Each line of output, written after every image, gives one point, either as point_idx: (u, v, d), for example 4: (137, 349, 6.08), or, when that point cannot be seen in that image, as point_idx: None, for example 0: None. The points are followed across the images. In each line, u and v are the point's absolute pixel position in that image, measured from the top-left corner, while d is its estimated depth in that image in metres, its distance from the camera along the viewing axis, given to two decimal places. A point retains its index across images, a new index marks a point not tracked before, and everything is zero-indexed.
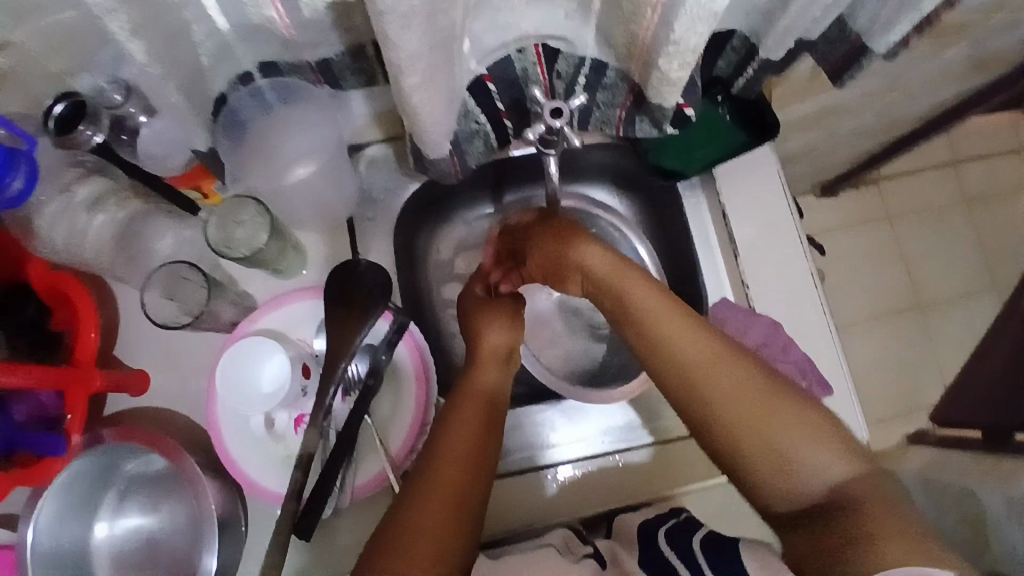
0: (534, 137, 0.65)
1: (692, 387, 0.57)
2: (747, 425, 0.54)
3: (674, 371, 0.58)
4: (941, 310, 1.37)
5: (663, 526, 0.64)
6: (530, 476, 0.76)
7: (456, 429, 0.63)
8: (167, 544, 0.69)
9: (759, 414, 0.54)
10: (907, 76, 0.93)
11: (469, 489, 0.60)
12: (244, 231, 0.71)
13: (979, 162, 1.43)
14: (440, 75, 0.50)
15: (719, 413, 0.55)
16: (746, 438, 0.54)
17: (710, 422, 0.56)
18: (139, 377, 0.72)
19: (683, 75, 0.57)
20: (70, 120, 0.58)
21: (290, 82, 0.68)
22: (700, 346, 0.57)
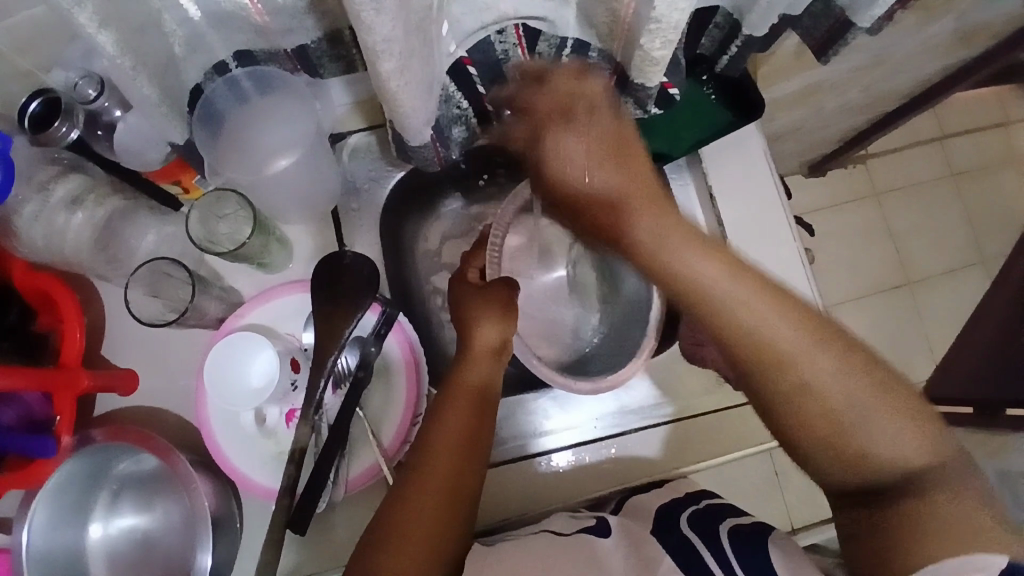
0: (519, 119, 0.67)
1: (780, 357, 0.56)
2: (813, 399, 0.56)
3: (740, 347, 0.57)
4: (931, 285, 1.38)
5: (683, 512, 0.66)
6: (524, 464, 0.77)
7: (447, 423, 0.62)
8: (162, 543, 0.68)
9: (827, 382, 0.55)
10: (892, 51, 0.93)
11: (462, 482, 0.60)
12: (227, 225, 0.72)
13: (966, 137, 1.43)
14: (418, 59, 0.49)
15: (811, 383, 0.56)
16: (827, 411, 0.56)
17: (797, 391, 0.56)
18: (128, 376, 0.71)
19: (666, 53, 0.57)
20: (44, 117, 0.61)
21: (267, 71, 0.66)
22: (773, 318, 0.56)
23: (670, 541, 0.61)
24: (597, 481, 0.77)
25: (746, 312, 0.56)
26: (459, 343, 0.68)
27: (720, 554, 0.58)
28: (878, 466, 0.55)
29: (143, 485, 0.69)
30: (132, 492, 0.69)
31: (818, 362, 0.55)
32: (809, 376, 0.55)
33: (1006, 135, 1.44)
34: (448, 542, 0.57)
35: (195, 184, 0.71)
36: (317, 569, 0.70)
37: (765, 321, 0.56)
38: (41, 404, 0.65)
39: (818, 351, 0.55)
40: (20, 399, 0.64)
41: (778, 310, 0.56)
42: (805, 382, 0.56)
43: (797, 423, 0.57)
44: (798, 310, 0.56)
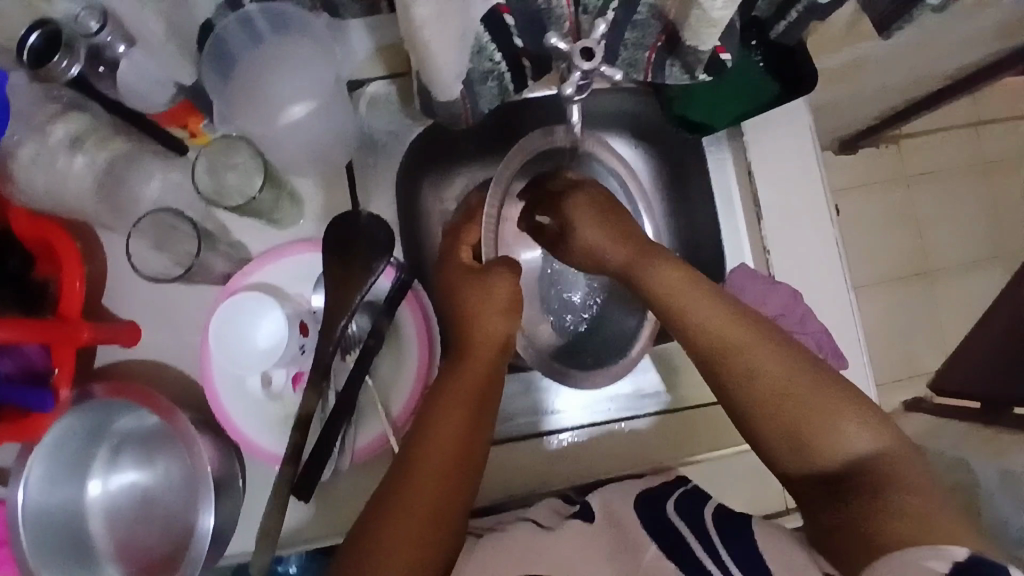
0: None
1: (718, 351, 0.57)
2: (756, 390, 0.55)
3: (694, 342, 0.58)
4: (947, 278, 1.30)
5: (671, 497, 0.60)
6: (533, 441, 0.74)
7: (445, 417, 0.57)
8: (163, 501, 0.67)
9: (763, 368, 0.55)
10: (946, 28, 0.86)
11: (462, 471, 0.56)
12: (236, 177, 0.65)
13: (1003, 125, 1.32)
14: (455, 2, 0.43)
15: (745, 365, 0.56)
16: (769, 405, 0.55)
17: (734, 380, 0.56)
18: (130, 329, 0.68)
19: (726, 14, 0.51)
20: (43, 52, 0.54)
21: (283, 9, 0.62)
22: (703, 306, 0.58)
23: (657, 531, 0.56)
24: (606, 465, 0.74)
25: (684, 295, 0.58)
26: (461, 319, 0.62)
27: (708, 541, 0.54)
28: (835, 454, 0.53)
29: (145, 443, 0.67)
30: (135, 448, 0.67)
31: (755, 350, 0.56)
32: (756, 366, 0.55)
33: None
34: (445, 539, 0.54)
35: (202, 128, 0.67)
36: (317, 535, 0.68)
37: (708, 316, 0.57)
38: (40, 356, 0.63)
39: (752, 340, 0.56)
40: (20, 351, 0.61)
41: (719, 309, 0.58)
42: (746, 373, 0.56)
43: (754, 408, 0.55)
44: (738, 309, 0.58)
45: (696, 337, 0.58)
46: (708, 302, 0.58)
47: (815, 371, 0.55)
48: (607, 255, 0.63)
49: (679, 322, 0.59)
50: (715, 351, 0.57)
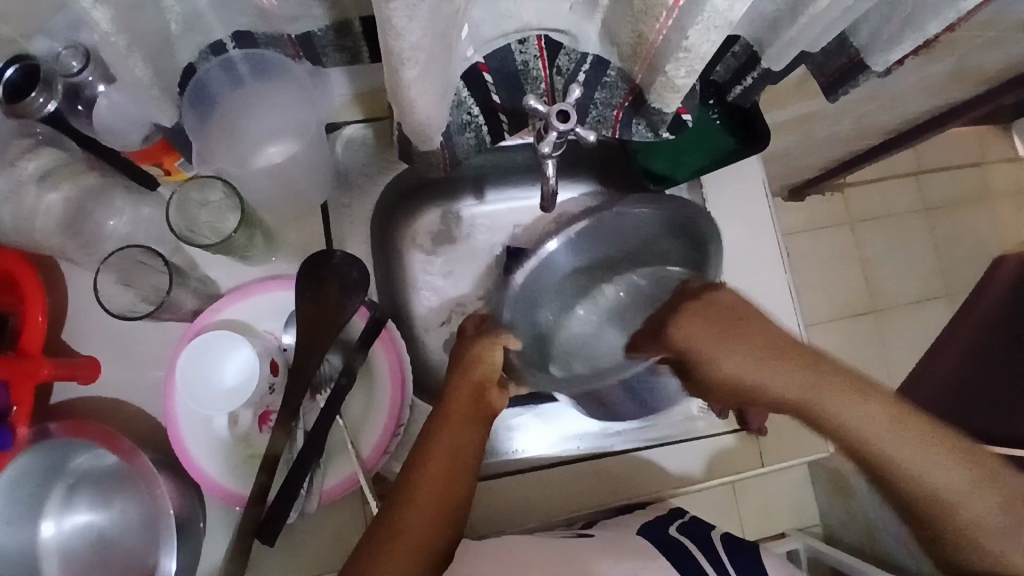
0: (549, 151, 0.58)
1: (935, 501, 0.51)
2: (972, 536, 0.51)
3: (892, 486, 0.53)
4: (894, 313, 1.31)
5: (671, 525, 0.64)
6: (513, 477, 0.75)
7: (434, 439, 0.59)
8: (119, 542, 0.64)
9: (980, 515, 0.51)
10: (891, 87, 0.88)
11: (454, 489, 0.58)
12: (208, 213, 0.67)
13: (943, 174, 1.35)
14: (438, 65, 0.45)
15: (961, 510, 0.51)
16: (990, 553, 0.50)
17: (948, 526, 0.51)
18: (89, 364, 0.66)
19: (688, 82, 0.56)
20: (21, 86, 0.56)
21: (265, 57, 0.61)
22: (907, 449, 0.52)
23: (671, 551, 0.58)
24: (583, 499, 0.76)
25: (880, 437, 0.53)
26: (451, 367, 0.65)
27: (717, 562, 0.58)
28: None
29: (101, 483, 0.64)
30: (92, 487, 0.65)
31: (971, 498, 0.51)
32: (967, 519, 0.51)
33: (981, 175, 1.36)
34: (439, 548, 0.55)
35: (178, 166, 0.66)
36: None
37: (914, 468, 0.52)
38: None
39: (968, 489, 0.51)
40: None
41: (931, 449, 0.52)
42: (958, 518, 0.51)
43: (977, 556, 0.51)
44: (950, 450, 0.52)
45: (897, 488, 0.53)
46: (911, 449, 0.52)
47: None
48: (777, 391, 0.56)
49: (886, 476, 0.53)
50: (929, 506, 0.51)
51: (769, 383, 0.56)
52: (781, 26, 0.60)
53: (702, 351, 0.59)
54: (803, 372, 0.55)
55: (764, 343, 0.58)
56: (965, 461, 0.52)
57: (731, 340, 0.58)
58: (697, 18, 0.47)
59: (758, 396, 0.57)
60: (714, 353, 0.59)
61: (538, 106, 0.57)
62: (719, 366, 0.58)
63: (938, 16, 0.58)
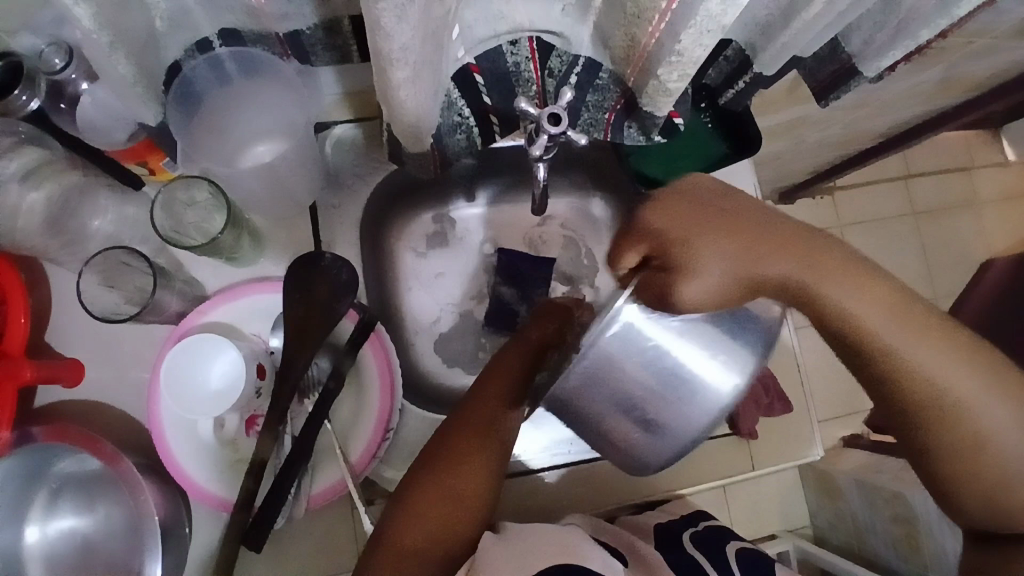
0: (541, 152, 0.58)
1: (913, 385, 0.49)
2: (949, 420, 0.49)
3: (872, 372, 0.50)
4: None
5: (689, 530, 0.67)
6: (532, 477, 0.76)
7: (461, 427, 0.59)
8: (102, 548, 0.64)
9: (966, 399, 0.48)
10: (880, 93, 0.89)
11: (474, 475, 0.56)
12: (195, 214, 0.67)
13: (930, 179, 1.36)
14: (428, 67, 0.45)
15: (946, 393, 0.48)
16: (958, 440, 0.49)
17: (921, 410, 0.49)
18: (72, 366, 0.65)
19: (680, 85, 0.56)
20: (6, 82, 0.56)
21: (253, 56, 0.60)
22: (897, 331, 0.48)
23: (675, 557, 0.61)
24: (605, 496, 0.77)
25: (874, 321, 0.48)
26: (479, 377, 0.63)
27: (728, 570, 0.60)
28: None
29: (85, 488, 0.63)
30: (74, 491, 0.64)
31: (957, 379, 0.48)
32: (958, 397, 0.48)
33: (968, 179, 1.38)
34: (456, 533, 0.53)
35: (163, 166, 0.65)
36: None
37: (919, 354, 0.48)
38: None
39: (957, 369, 0.48)
40: None
41: (924, 331, 0.48)
42: (941, 400, 0.49)
43: (940, 446, 0.50)
44: (939, 328, 0.49)
45: (888, 369, 0.49)
46: (916, 334, 0.48)
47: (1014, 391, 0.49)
48: (773, 272, 0.49)
49: (873, 353, 0.49)
50: (912, 392, 0.49)
51: (762, 264, 0.49)
52: (774, 31, 0.59)
53: (685, 241, 0.49)
54: (799, 254, 0.50)
55: (749, 229, 0.50)
56: (955, 338, 0.49)
57: (714, 228, 0.49)
58: (691, 22, 0.46)
59: (753, 288, 0.49)
60: (699, 242, 0.49)
61: (528, 109, 0.55)
62: (706, 258, 0.48)
63: (929, 25, 0.58)
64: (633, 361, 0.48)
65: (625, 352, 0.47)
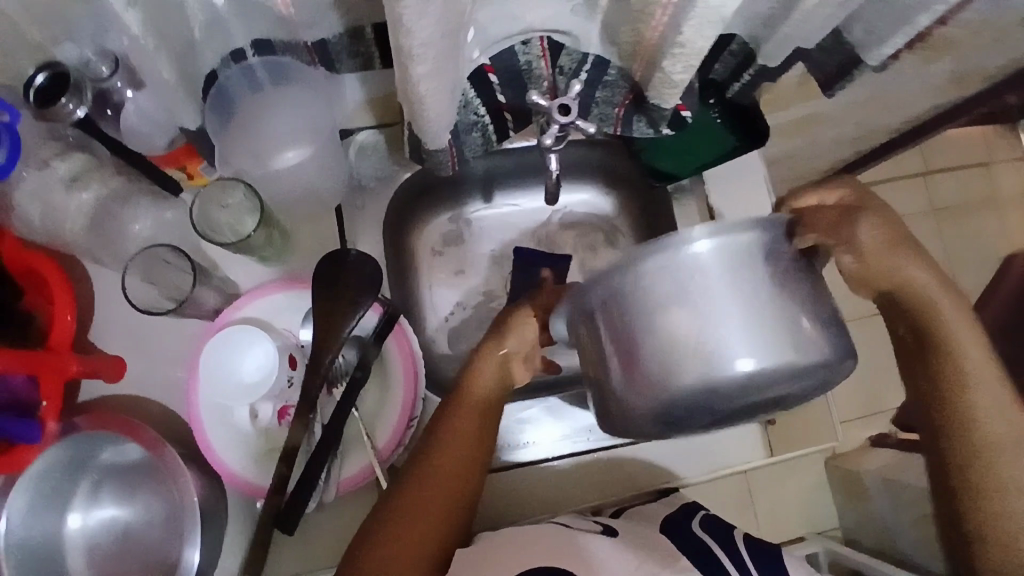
0: (551, 141, 0.61)
1: (959, 401, 0.57)
2: (974, 434, 0.57)
3: (938, 378, 0.57)
4: None
5: (694, 519, 0.68)
6: (557, 466, 0.78)
7: (448, 440, 0.61)
8: (140, 536, 0.67)
9: (993, 423, 0.56)
10: (892, 86, 0.90)
11: (450, 506, 0.61)
12: (228, 215, 0.68)
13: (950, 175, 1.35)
14: (446, 63, 0.48)
15: (982, 417, 0.56)
16: (982, 457, 0.57)
17: (960, 425, 0.57)
18: (115, 363, 0.68)
19: (685, 77, 0.58)
20: (50, 92, 0.58)
21: (281, 62, 0.64)
22: (976, 354, 0.56)
23: (685, 545, 0.62)
24: (630, 481, 0.78)
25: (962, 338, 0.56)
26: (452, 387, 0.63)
27: (737, 556, 0.61)
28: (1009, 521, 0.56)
29: (128, 475, 0.67)
30: (114, 481, 0.67)
31: (994, 409, 0.56)
32: (988, 421, 0.56)
33: None
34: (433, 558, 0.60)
35: (201, 171, 0.68)
36: (301, 568, 0.69)
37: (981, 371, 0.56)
38: (25, 388, 0.62)
39: (994, 400, 0.56)
40: (7, 382, 0.60)
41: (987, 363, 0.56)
42: (976, 421, 0.57)
43: (958, 457, 0.58)
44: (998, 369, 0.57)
45: (946, 378, 0.57)
46: (982, 362, 0.56)
47: None
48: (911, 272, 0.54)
49: (948, 363, 0.56)
50: (951, 405, 0.57)
51: (905, 261, 0.54)
52: (776, 22, 0.62)
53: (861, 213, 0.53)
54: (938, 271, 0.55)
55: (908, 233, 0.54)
56: (1004, 381, 0.57)
57: (883, 216, 0.54)
58: (691, 13, 0.49)
59: (888, 276, 0.53)
60: (869, 216, 0.53)
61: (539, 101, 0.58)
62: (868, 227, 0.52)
63: (926, 10, 0.60)
64: (676, 280, 0.44)
65: (669, 270, 0.44)
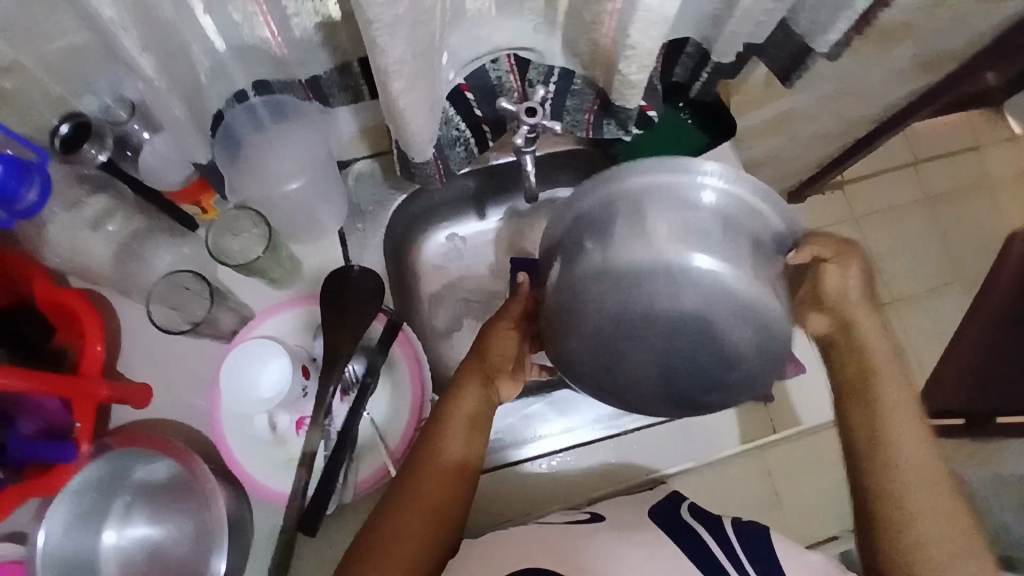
0: (522, 142, 0.67)
1: (876, 424, 0.64)
2: (886, 455, 0.63)
3: (860, 401, 0.66)
4: (923, 307, 1.27)
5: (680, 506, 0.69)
6: (565, 458, 0.80)
7: (429, 459, 0.65)
8: (170, 551, 0.70)
9: (902, 449, 0.63)
10: (855, 77, 0.95)
11: (439, 514, 0.64)
12: (239, 243, 0.75)
13: (940, 162, 1.39)
14: (422, 80, 0.55)
15: (894, 442, 0.63)
16: (891, 475, 0.62)
17: (873, 447, 0.63)
18: (143, 391, 0.73)
19: (641, 77, 0.64)
20: (73, 139, 0.65)
21: (280, 100, 0.71)
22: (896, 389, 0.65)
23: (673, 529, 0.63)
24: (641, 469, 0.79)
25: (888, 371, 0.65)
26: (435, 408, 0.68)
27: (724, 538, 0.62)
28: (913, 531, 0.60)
29: (158, 494, 0.71)
30: (145, 499, 0.71)
31: (906, 436, 0.63)
32: (897, 442, 0.63)
33: (979, 158, 1.40)
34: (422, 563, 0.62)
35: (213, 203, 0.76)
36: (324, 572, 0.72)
37: (893, 407, 0.64)
38: (60, 413, 0.68)
39: (907, 431, 0.63)
40: (42, 409, 0.67)
41: (908, 404, 0.64)
42: (889, 443, 0.63)
43: (866, 468, 0.63)
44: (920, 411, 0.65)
45: (870, 401, 0.65)
46: (903, 398, 0.64)
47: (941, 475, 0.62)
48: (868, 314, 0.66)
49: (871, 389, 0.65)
50: (870, 425, 0.64)
51: (866, 304, 0.66)
52: (721, 21, 0.68)
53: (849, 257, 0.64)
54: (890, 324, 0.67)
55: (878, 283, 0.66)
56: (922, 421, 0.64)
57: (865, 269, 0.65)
58: (635, 16, 0.55)
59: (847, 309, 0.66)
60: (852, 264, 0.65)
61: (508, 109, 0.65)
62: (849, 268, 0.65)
63: None
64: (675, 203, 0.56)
65: (672, 194, 0.56)
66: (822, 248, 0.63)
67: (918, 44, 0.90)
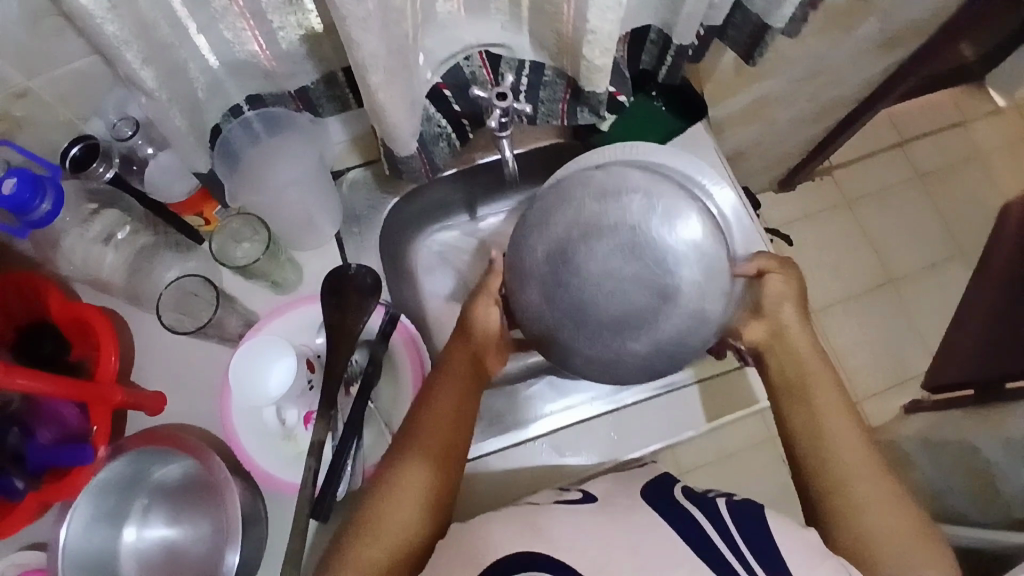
0: (495, 124, 0.72)
1: (812, 425, 0.65)
2: (825, 454, 0.63)
3: (795, 405, 0.67)
4: (915, 282, 1.39)
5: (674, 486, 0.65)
6: (566, 434, 0.81)
7: (413, 448, 0.65)
8: (190, 545, 0.73)
9: (839, 444, 0.63)
10: (825, 58, 0.99)
11: (426, 492, 0.62)
12: (243, 249, 0.79)
13: (925, 141, 1.46)
14: (398, 74, 0.59)
15: (830, 441, 0.64)
16: (835, 472, 0.62)
17: (812, 448, 0.64)
18: (156, 397, 0.77)
19: (606, 62, 0.67)
20: (83, 159, 0.73)
21: (273, 114, 0.76)
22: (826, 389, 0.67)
23: (662, 503, 0.60)
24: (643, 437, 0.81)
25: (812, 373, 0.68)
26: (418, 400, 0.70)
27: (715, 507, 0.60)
28: (864, 520, 0.60)
29: (175, 492, 0.74)
30: (164, 494, 0.74)
31: (844, 432, 0.64)
32: (831, 440, 0.64)
33: (965, 133, 1.47)
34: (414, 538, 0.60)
35: (215, 214, 0.81)
36: None
37: (826, 404, 0.66)
38: (77, 419, 0.73)
39: (844, 425, 0.64)
40: (59, 418, 0.72)
41: (837, 401, 0.66)
42: (824, 443, 0.64)
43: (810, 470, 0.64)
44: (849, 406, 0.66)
45: (802, 404, 0.66)
46: (831, 396, 0.66)
47: (879, 466, 0.63)
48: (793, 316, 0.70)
49: (802, 393, 0.67)
50: (807, 429, 0.65)
51: (788, 309, 0.70)
52: (677, 6, 0.72)
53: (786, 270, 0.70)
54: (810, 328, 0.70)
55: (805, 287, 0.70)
56: (851, 416, 0.65)
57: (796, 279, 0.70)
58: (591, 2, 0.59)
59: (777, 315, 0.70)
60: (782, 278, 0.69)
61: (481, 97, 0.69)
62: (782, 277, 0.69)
63: None
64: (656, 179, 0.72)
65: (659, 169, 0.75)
66: (765, 262, 0.70)
67: (884, 20, 0.93)
